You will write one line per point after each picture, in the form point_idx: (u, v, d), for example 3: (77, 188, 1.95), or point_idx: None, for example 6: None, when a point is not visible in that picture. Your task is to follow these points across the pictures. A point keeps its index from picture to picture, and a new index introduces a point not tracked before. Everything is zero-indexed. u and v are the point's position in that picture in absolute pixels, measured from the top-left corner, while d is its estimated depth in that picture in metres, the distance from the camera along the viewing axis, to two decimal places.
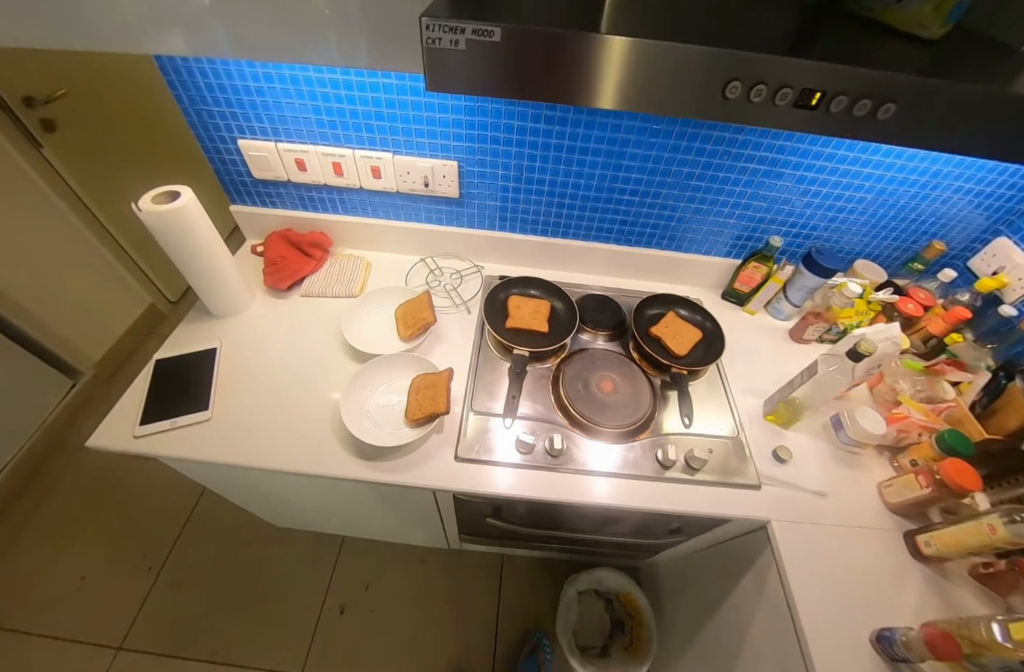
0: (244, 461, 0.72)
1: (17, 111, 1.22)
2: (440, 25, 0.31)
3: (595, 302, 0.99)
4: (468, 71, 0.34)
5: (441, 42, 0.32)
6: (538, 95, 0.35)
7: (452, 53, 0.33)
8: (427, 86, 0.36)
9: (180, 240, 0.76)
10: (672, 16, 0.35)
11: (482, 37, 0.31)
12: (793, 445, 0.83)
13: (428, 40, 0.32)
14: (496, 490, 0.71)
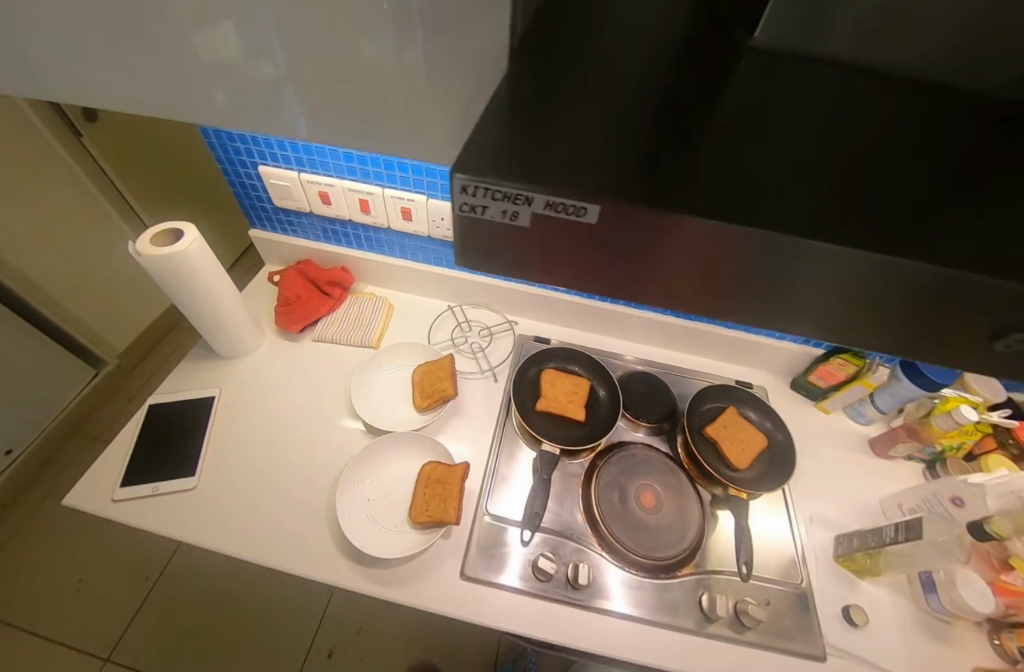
0: (226, 546, 0.64)
1: (67, 108, 1.14)
2: (489, 188, 0.17)
3: (642, 381, 0.86)
4: (526, 255, 0.20)
5: (484, 210, 0.19)
6: (639, 296, 0.21)
7: (495, 227, 0.19)
8: (455, 261, 0.22)
9: (182, 281, 0.68)
10: (862, 155, 0.21)
11: (567, 212, 0.18)
12: (868, 603, 0.68)
13: (463, 207, 0.18)
14: (504, 625, 0.61)
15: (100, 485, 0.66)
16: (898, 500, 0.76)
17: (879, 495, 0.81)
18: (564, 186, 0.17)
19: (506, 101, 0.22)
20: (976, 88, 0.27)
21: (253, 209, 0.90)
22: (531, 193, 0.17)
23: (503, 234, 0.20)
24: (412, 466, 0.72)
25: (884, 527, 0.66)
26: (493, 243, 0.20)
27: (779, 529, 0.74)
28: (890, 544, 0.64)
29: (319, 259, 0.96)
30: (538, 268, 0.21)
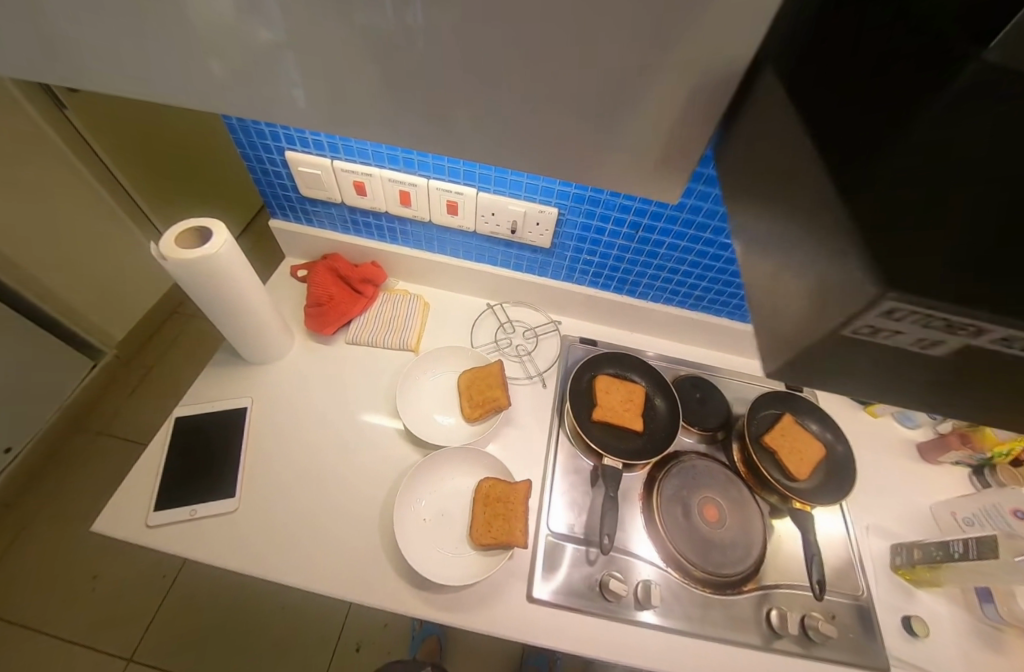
0: (276, 570, 0.60)
1: (62, 95, 1.03)
2: (913, 311, 0.17)
3: (695, 387, 0.83)
4: (891, 355, 0.20)
5: (881, 328, 0.18)
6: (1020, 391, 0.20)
7: (883, 338, 0.19)
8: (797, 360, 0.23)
9: (213, 287, 0.61)
10: None
11: (1003, 343, 0.17)
12: (924, 613, 0.69)
13: (851, 324, 0.18)
14: (574, 648, 0.59)
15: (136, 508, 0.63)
16: (951, 509, 0.75)
17: (928, 502, 0.79)
18: (1004, 319, 0.16)
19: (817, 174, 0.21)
20: None
21: (276, 196, 0.82)
22: (955, 319, 0.16)
23: (885, 344, 0.19)
24: (468, 482, 0.69)
25: (951, 542, 0.66)
26: (855, 347, 0.20)
27: (833, 532, 0.74)
28: (958, 560, 0.64)
29: (346, 252, 0.89)
30: (896, 363, 0.21)
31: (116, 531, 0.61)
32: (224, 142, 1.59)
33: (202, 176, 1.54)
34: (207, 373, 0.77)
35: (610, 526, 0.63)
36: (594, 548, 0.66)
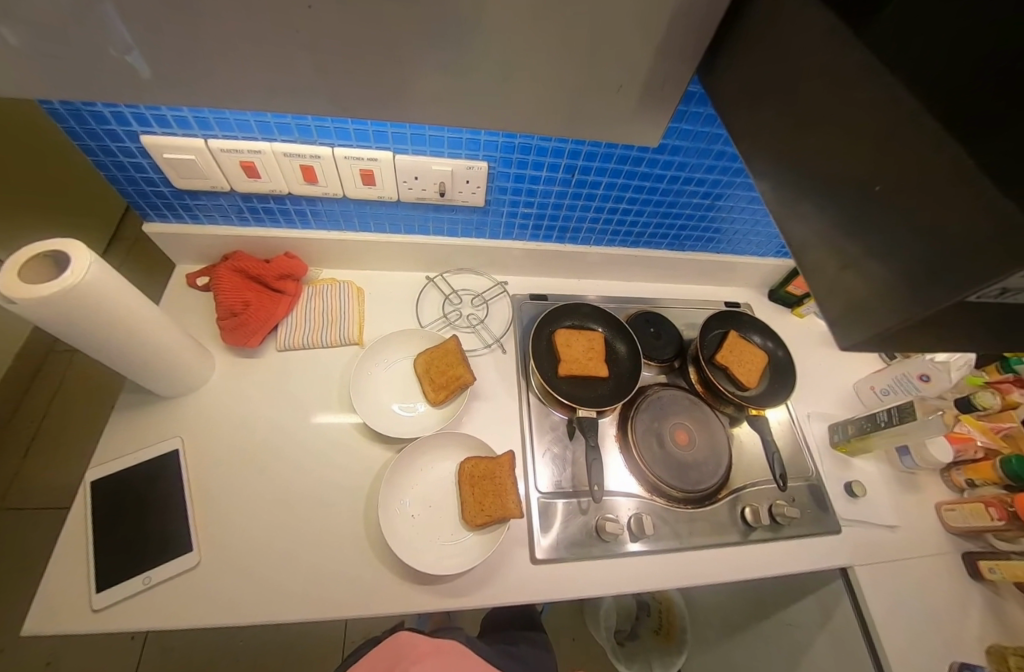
0: (265, 610, 0.56)
1: None
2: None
3: (649, 323, 0.84)
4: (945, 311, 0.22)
5: (1015, 286, 0.19)
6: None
7: (1011, 294, 0.20)
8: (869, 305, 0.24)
9: (91, 321, 0.50)
10: None
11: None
12: (860, 476, 0.80)
13: (980, 290, 0.19)
14: (583, 591, 0.62)
15: (80, 594, 0.54)
16: (871, 383, 0.85)
17: (853, 380, 0.90)
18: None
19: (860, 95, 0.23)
20: None
21: (143, 194, 0.67)
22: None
23: (1010, 299, 0.20)
24: (449, 467, 0.68)
25: (879, 412, 0.76)
26: (975, 305, 0.21)
27: (776, 421, 0.82)
28: (885, 427, 0.74)
29: (250, 247, 0.76)
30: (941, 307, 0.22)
31: (62, 625, 0.52)
32: (55, 138, 1.26)
33: (38, 188, 1.22)
34: (116, 425, 0.66)
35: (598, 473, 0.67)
36: (584, 498, 0.67)
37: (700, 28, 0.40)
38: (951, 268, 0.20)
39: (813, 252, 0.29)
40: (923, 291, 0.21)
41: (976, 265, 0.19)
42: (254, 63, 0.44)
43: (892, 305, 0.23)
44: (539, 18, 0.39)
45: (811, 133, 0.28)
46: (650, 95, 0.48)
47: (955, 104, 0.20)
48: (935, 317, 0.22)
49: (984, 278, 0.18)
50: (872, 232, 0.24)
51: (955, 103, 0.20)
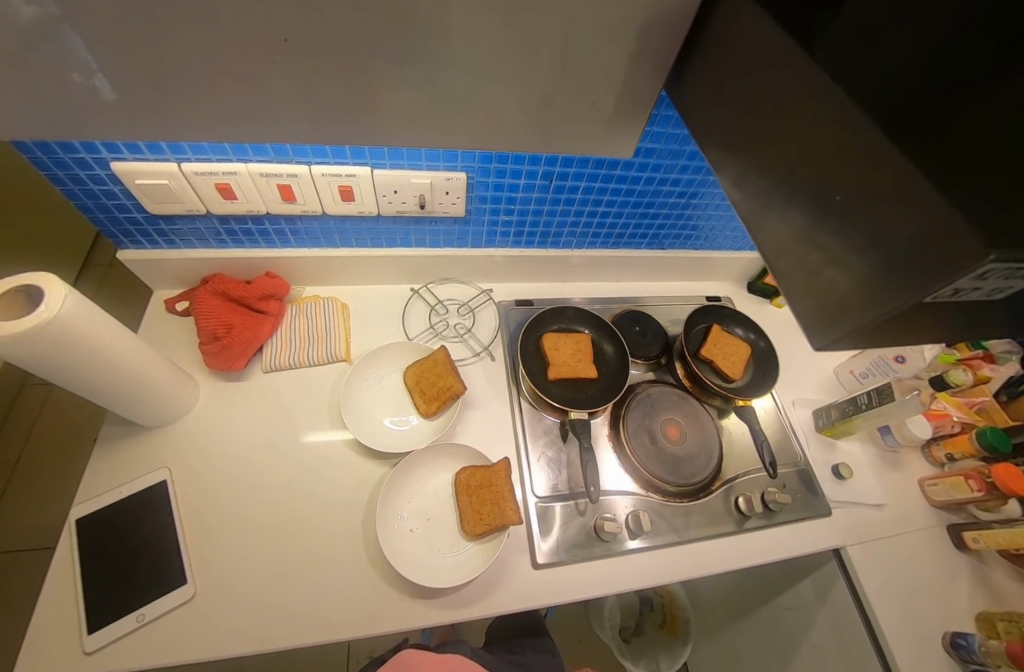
0: (263, 640, 0.54)
1: None
2: (1009, 268, 0.18)
3: (634, 322, 0.86)
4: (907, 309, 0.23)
5: (967, 287, 0.20)
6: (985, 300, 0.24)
7: (965, 293, 0.21)
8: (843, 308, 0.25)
9: (72, 355, 0.49)
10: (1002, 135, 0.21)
11: (985, 289, 0.21)
12: (846, 459, 0.82)
13: (936, 292, 0.20)
14: (586, 593, 0.62)
15: (70, 638, 0.52)
16: (850, 367, 0.89)
17: (832, 365, 0.93)
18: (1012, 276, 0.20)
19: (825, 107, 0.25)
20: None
21: (116, 220, 0.65)
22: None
23: (966, 297, 0.21)
24: (445, 478, 0.68)
25: (859, 396, 0.78)
26: (936, 304, 0.22)
27: (763, 410, 0.84)
28: (866, 409, 0.76)
29: (231, 269, 0.76)
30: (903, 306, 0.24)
31: None
32: (19, 169, 1.22)
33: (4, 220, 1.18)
34: (100, 459, 0.64)
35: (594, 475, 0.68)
36: (581, 499, 0.68)
37: (665, 39, 0.41)
38: (910, 270, 0.21)
39: (784, 255, 0.30)
40: (887, 293, 0.22)
41: (927, 266, 0.20)
42: (227, 86, 0.43)
43: (859, 303, 0.24)
44: (508, 33, 0.40)
45: (775, 141, 0.29)
46: (621, 103, 0.49)
47: (898, 115, 0.22)
48: (898, 317, 0.24)
49: (937, 281, 0.20)
50: (835, 235, 0.25)
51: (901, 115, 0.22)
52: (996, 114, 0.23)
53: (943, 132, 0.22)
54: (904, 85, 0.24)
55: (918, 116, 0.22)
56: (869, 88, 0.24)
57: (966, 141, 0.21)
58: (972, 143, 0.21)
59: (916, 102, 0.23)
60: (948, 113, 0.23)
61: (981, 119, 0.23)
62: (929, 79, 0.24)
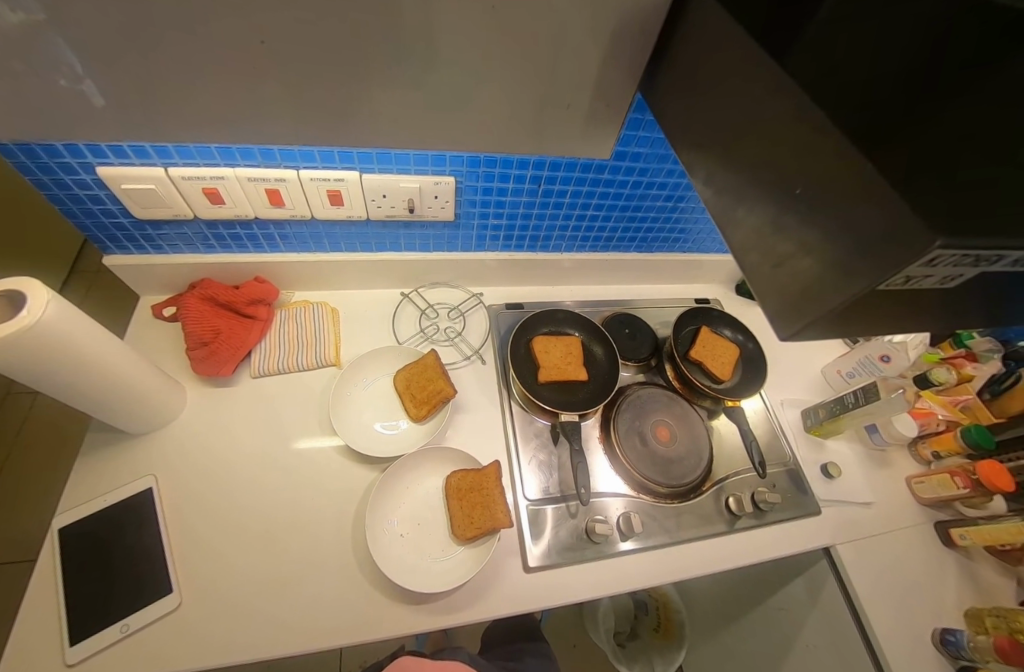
0: (248, 649, 0.53)
1: None
2: (955, 255, 0.18)
3: (624, 325, 0.86)
4: (870, 300, 0.24)
5: (917, 275, 0.21)
6: (941, 292, 0.24)
7: (918, 282, 0.22)
8: (806, 299, 0.26)
9: (53, 362, 0.48)
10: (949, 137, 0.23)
11: (938, 278, 0.22)
12: (834, 458, 0.83)
13: (889, 279, 0.21)
14: (578, 596, 0.62)
15: (51, 652, 0.51)
16: (837, 368, 0.90)
17: (819, 366, 0.94)
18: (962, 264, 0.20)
19: (789, 110, 0.25)
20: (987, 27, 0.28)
21: (102, 226, 0.65)
22: (984, 252, 0.19)
23: (919, 285, 0.22)
24: (436, 483, 0.67)
25: (846, 395, 0.79)
26: (891, 292, 0.23)
27: (752, 410, 0.85)
28: (852, 408, 0.77)
29: (218, 275, 0.75)
30: (866, 298, 0.24)
31: None
32: (8, 176, 1.21)
33: None
34: (84, 468, 0.63)
35: (585, 477, 0.68)
36: (572, 502, 0.68)
37: (643, 43, 0.42)
38: (864, 260, 0.21)
39: (750, 251, 0.31)
40: (843, 284, 0.23)
41: (879, 256, 0.21)
42: (213, 90, 0.44)
43: (817, 296, 0.25)
44: (490, 36, 0.40)
45: (742, 143, 0.30)
46: (603, 106, 0.50)
47: (856, 118, 0.23)
48: (856, 305, 0.24)
49: (888, 270, 0.20)
50: (798, 230, 0.26)
51: (856, 117, 0.23)
52: (945, 116, 0.24)
53: (899, 132, 0.22)
54: (862, 88, 0.25)
55: (877, 119, 0.23)
56: (832, 94, 0.24)
57: (919, 141, 0.22)
58: (924, 143, 0.22)
59: (873, 104, 0.24)
60: (906, 117, 0.24)
61: (931, 121, 0.24)
62: (885, 83, 0.26)
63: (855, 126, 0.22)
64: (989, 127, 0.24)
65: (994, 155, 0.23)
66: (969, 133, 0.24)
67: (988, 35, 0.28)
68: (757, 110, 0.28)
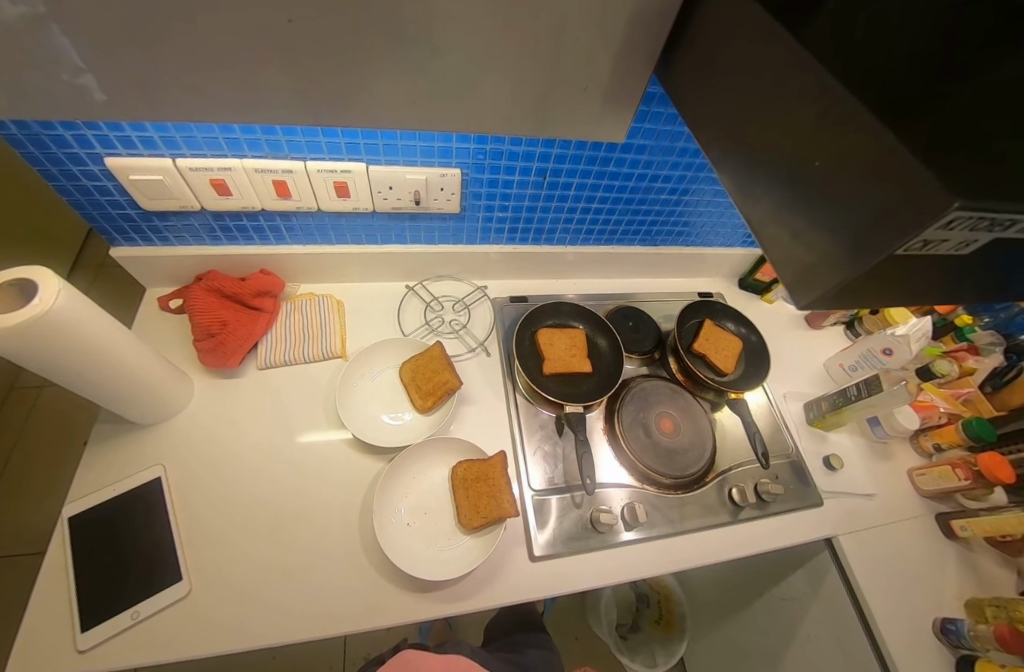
0: (259, 634, 0.54)
1: None
2: (973, 218, 0.19)
3: (628, 318, 0.87)
4: (884, 272, 0.25)
5: (934, 239, 0.21)
6: (950, 267, 0.25)
7: (935, 247, 0.22)
8: (823, 271, 0.27)
9: (65, 350, 0.48)
10: (964, 115, 0.23)
11: (954, 244, 0.22)
12: (837, 450, 0.84)
13: (907, 244, 0.21)
14: (584, 584, 0.63)
15: (66, 638, 0.51)
16: (840, 361, 0.90)
17: (822, 359, 0.94)
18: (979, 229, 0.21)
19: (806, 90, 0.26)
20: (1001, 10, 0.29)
21: (109, 217, 0.65)
22: (1001, 216, 0.20)
23: (935, 252, 0.23)
24: (442, 473, 0.68)
25: (849, 388, 0.79)
26: (907, 260, 0.23)
27: (756, 404, 0.86)
28: (855, 400, 0.77)
29: (225, 267, 0.75)
30: (880, 273, 0.25)
31: None
32: (13, 167, 1.21)
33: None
34: (94, 458, 0.64)
35: (589, 467, 0.68)
36: (577, 492, 0.68)
37: (654, 29, 0.43)
38: (881, 230, 0.22)
39: (767, 231, 0.31)
40: (861, 254, 0.23)
41: (898, 224, 0.21)
42: (224, 77, 0.44)
43: (834, 269, 0.26)
44: (501, 22, 0.41)
45: (757, 125, 0.31)
46: (612, 94, 0.50)
47: (872, 93, 0.23)
48: (872, 275, 0.25)
49: (906, 234, 0.21)
50: (815, 204, 0.26)
51: (873, 93, 0.23)
52: (960, 96, 0.25)
53: (920, 106, 0.23)
54: (876, 66, 0.25)
55: (894, 94, 0.23)
56: (848, 72, 0.25)
57: (934, 113, 0.23)
58: (939, 116, 0.23)
59: (890, 80, 0.24)
60: (923, 94, 0.24)
61: (949, 98, 0.24)
62: (900, 62, 0.26)
63: (874, 100, 0.23)
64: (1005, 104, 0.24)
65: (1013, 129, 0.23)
66: (988, 109, 0.24)
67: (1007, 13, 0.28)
68: (773, 90, 0.29)
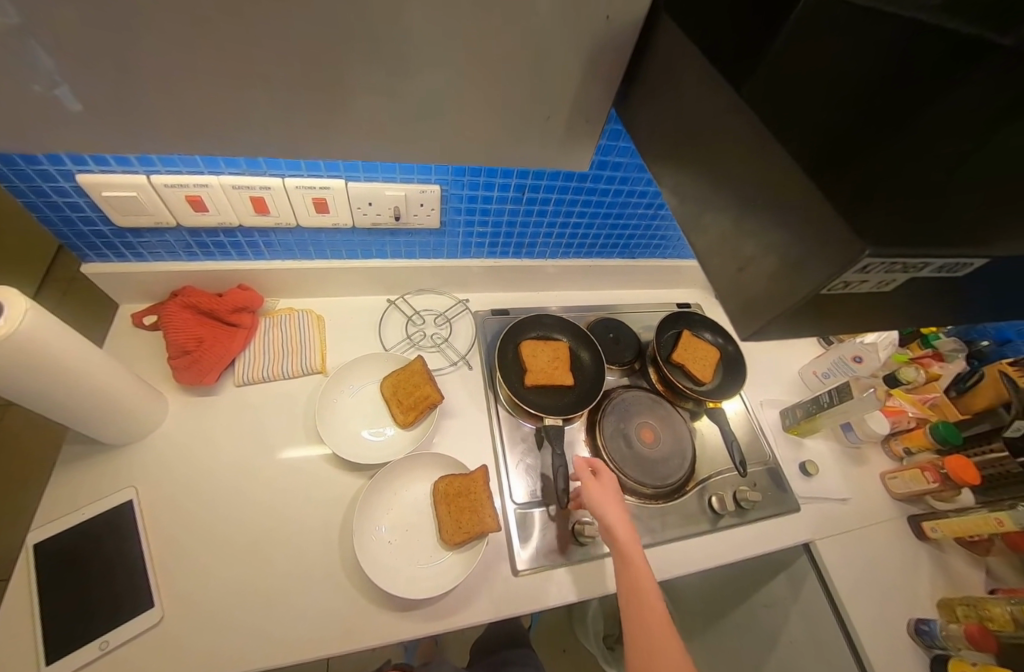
0: (233, 661, 0.52)
1: None
2: (881, 263, 0.21)
3: (608, 329, 0.88)
4: (823, 303, 0.26)
5: (853, 280, 0.23)
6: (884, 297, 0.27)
7: (856, 287, 0.24)
8: (765, 302, 0.28)
9: (29, 372, 0.47)
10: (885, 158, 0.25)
11: (873, 285, 0.24)
12: (812, 456, 0.86)
13: (830, 283, 0.23)
14: (567, 598, 0.63)
15: None
16: (813, 368, 0.93)
17: (797, 367, 0.97)
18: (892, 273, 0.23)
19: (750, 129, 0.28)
20: (925, 55, 0.31)
21: (81, 233, 0.64)
22: (910, 261, 0.22)
23: (859, 291, 0.25)
24: (424, 489, 0.67)
25: (823, 395, 0.82)
26: (835, 296, 0.25)
27: (734, 412, 0.88)
28: (828, 406, 0.80)
29: (201, 282, 0.74)
30: (820, 305, 0.26)
31: None
32: None
33: None
34: (61, 482, 0.61)
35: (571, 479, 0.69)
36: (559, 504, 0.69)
37: (621, 59, 0.45)
38: (818, 264, 0.23)
39: (722, 257, 0.33)
40: (800, 286, 0.25)
41: (826, 258, 0.23)
42: (199, 97, 0.44)
43: (780, 298, 0.27)
44: (474, 51, 0.42)
45: (711, 158, 0.32)
46: (584, 116, 0.52)
47: (803, 138, 0.25)
48: (811, 306, 0.26)
49: (830, 275, 0.23)
50: (760, 236, 0.28)
51: (802, 138, 0.25)
52: (885, 138, 0.27)
53: (843, 152, 0.25)
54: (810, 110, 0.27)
55: (822, 139, 0.25)
56: (787, 113, 0.27)
57: (854, 157, 0.25)
58: (858, 159, 0.25)
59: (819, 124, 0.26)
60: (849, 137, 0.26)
61: (872, 143, 0.27)
62: (832, 105, 0.28)
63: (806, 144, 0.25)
64: (924, 146, 0.27)
65: (927, 172, 0.26)
66: (905, 153, 0.26)
67: (929, 62, 0.31)
68: (722, 127, 0.31)
